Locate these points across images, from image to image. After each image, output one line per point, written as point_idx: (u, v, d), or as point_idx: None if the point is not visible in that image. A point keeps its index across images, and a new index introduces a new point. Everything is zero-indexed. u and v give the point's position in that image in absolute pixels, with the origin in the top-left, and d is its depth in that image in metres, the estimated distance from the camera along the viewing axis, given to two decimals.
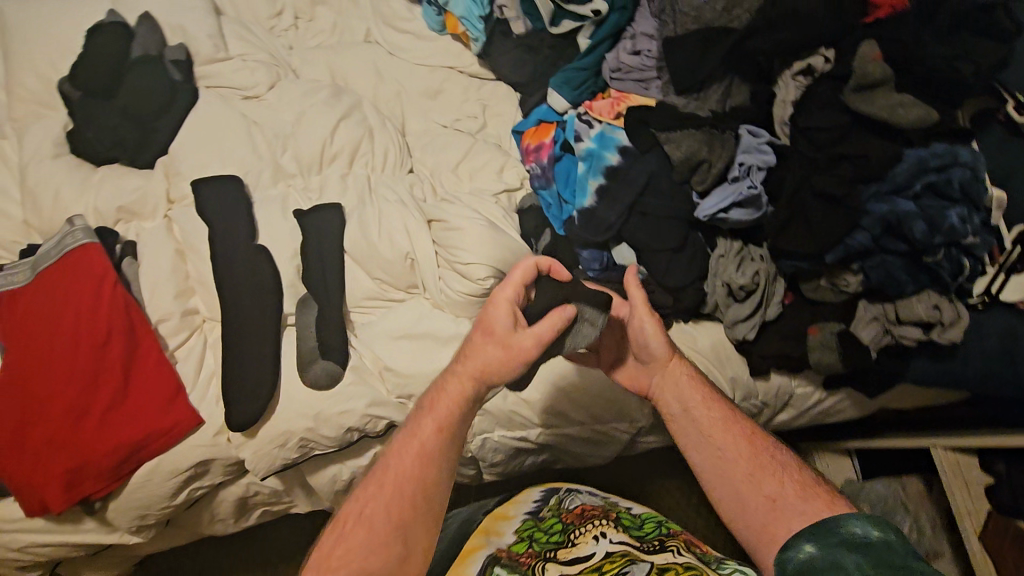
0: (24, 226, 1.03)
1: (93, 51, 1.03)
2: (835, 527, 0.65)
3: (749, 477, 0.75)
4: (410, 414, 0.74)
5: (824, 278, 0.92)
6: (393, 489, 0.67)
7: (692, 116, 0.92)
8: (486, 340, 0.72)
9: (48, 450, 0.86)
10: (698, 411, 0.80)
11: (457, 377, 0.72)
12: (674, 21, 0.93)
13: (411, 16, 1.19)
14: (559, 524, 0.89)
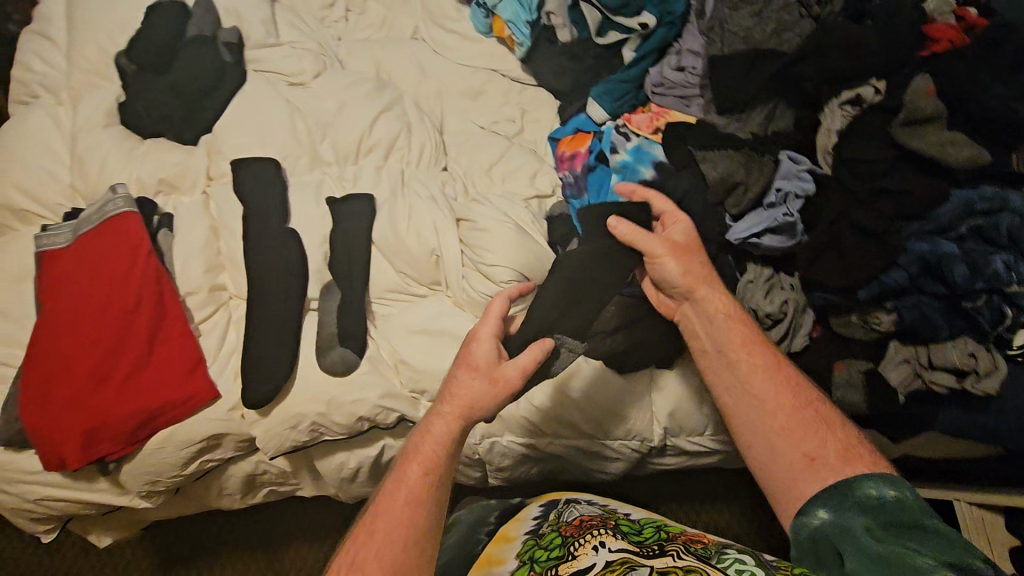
0: (70, 190, 1.06)
1: (150, 28, 1.07)
2: (851, 487, 0.72)
3: (793, 432, 0.78)
4: (398, 458, 0.79)
5: (856, 314, 0.89)
6: (386, 532, 0.71)
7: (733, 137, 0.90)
8: (472, 377, 0.79)
9: (71, 409, 0.88)
10: (740, 356, 0.82)
11: (443, 415, 0.78)
12: (720, 39, 0.92)
13: (458, 18, 1.18)
14: (558, 538, 0.81)
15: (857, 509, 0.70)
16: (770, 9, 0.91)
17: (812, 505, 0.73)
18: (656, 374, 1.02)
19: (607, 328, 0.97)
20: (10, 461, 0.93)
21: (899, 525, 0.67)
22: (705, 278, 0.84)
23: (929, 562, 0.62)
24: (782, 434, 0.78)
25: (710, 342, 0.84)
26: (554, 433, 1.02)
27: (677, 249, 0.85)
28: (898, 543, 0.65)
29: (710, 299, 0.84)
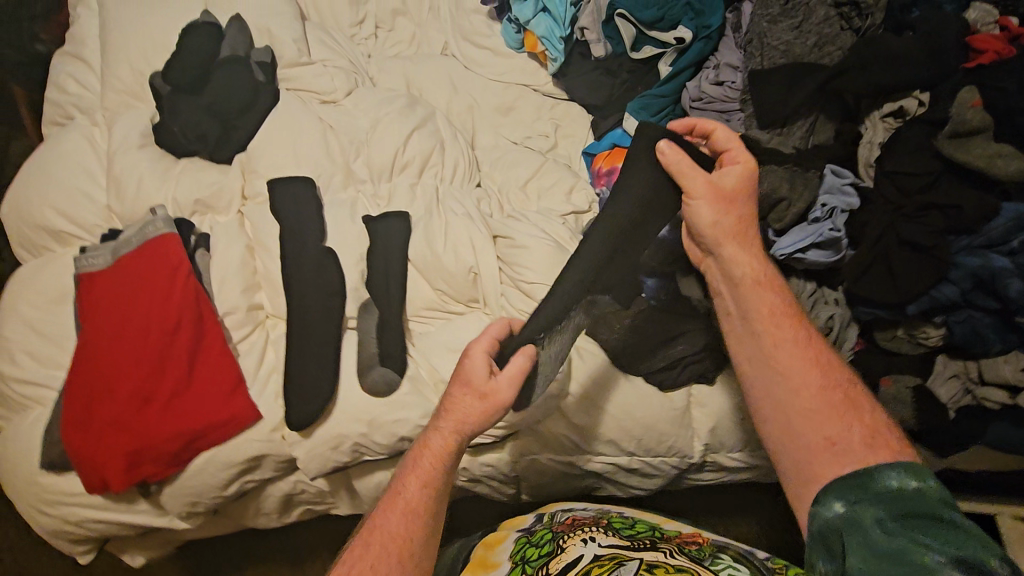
0: (106, 211, 1.06)
1: (185, 49, 1.07)
2: (869, 476, 0.68)
3: (814, 415, 0.74)
4: (396, 473, 0.80)
5: (903, 329, 0.89)
6: (379, 550, 0.72)
7: (775, 152, 0.89)
8: (463, 391, 0.78)
9: (114, 431, 0.88)
10: (766, 330, 0.78)
11: (439, 432, 0.78)
12: (761, 54, 0.91)
13: (489, 32, 1.19)
14: (548, 534, 0.87)
15: (871, 499, 0.66)
16: (811, 22, 0.89)
17: (824, 492, 0.70)
18: (695, 390, 1.01)
19: (646, 345, 0.98)
20: (52, 484, 0.93)
21: (915, 516, 0.63)
22: (742, 234, 0.81)
23: (937, 559, 0.58)
24: (803, 416, 0.74)
25: (737, 311, 0.81)
26: (594, 450, 1.01)
27: (721, 192, 0.80)
28: (911, 537, 0.61)
29: (737, 265, 0.81)
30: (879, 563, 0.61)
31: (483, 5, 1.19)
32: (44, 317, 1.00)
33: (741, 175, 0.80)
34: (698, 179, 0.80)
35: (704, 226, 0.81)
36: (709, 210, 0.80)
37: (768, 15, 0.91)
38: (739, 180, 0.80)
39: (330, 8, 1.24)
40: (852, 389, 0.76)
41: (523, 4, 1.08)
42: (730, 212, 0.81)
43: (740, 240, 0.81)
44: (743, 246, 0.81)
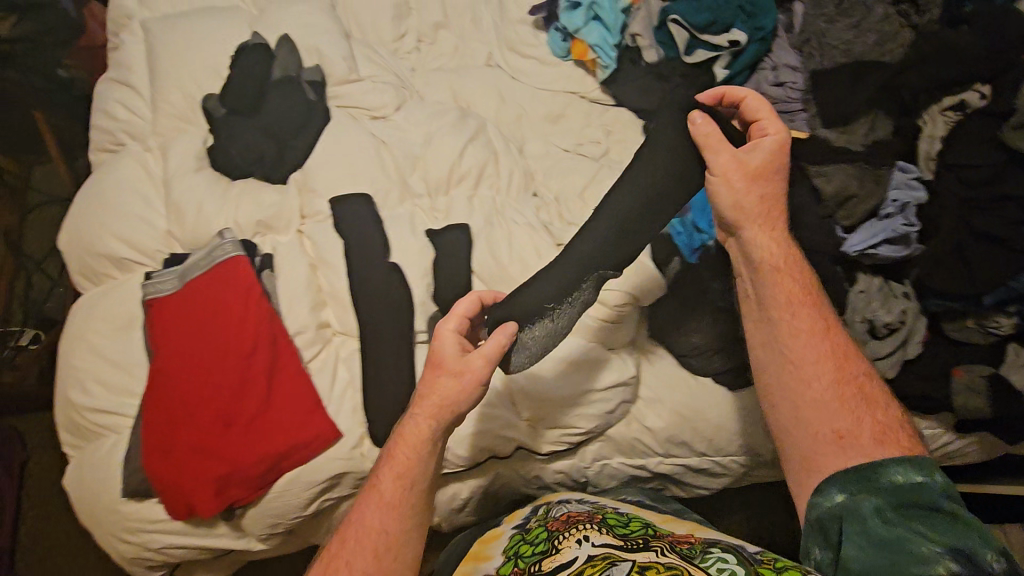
0: (166, 236, 1.07)
1: (240, 72, 1.08)
2: (876, 470, 0.70)
3: (824, 405, 0.74)
4: (376, 461, 0.81)
5: (972, 319, 0.91)
6: (360, 542, 0.74)
7: (845, 149, 0.92)
8: (438, 374, 0.78)
9: (198, 456, 0.89)
10: (782, 319, 0.78)
11: (415, 420, 0.78)
12: (821, 54, 0.96)
13: (536, 43, 1.20)
14: (544, 533, 0.82)
15: (869, 490, 0.69)
16: (869, 23, 0.95)
17: (829, 483, 0.71)
18: None
19: (715, 345, 0.98)
20: (133, 511, 0.93)
21: (911, 508, 0.66)
22: (768, 223, 0.79)
23: (934, 550, 0.62)
24: (813, 406, 0.75)
25: (755, 298, 0.81)
26: (665, 451, 1.02)
27: (750, 170, 0.78)
28: (908, 527, 0.65)
29: (756, 250, 0.79)
30: (876, 551, 0.65)
31: (530, 15, 1.22)
32: (111, 344, 1.00)
33: (772, 152, 0.77)
34: (727, 158, 0.78)
35: (725, 204, 0.79)
36: (734, 191, 0.78)
37: (824, 17, 0.97)
38: (768, 161, 0.77)
39: (372, 23, 1.23)
40: (866, 385, 0.76)
41: (572, 12, 1.09)
42: (758, 192, 0.78)
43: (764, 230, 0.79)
44: (766, 236, 0.79)
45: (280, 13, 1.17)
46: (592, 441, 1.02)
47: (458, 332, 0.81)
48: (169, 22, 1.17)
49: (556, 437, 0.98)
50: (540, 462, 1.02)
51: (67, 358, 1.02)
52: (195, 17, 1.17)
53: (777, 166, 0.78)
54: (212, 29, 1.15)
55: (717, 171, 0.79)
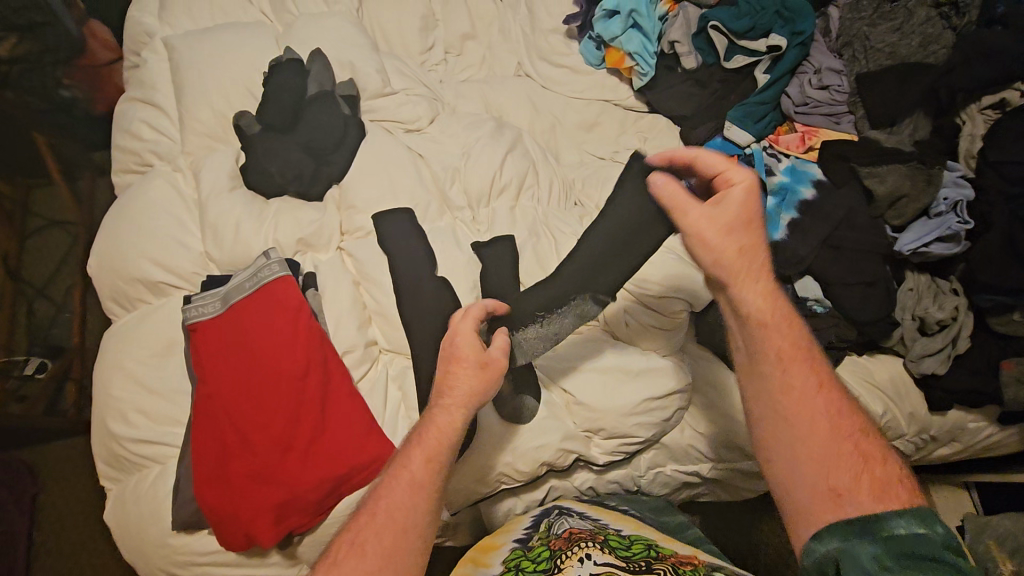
0: (203, 257, 1.04)
1: (275, 88, 1.06)
2: (877, 521, 0.56)
3: (820, 453, 0.61)
4: (395, 452, 0.73)
5: (1020, 315, 0.89)
6: (386, 521, 0.65)
7: (896, 150, 0.94)
8: (464, 364, 0.75)
9: (256, 483, 0.86)
10: (770, 361, 0.65)
11: (445, 409, 0.72)
12: (864, 56, 1.01)
13: (568, 52, 1.21)
14: (547, 550, 0.78)
15: (868, 537, 0.56)
16: (912, 24, 0.99)
17: (824, 535, 0.57)
18: None
19: None
20: (181, 544, 0.90)
21: (916, 558, 0.54)
22: (750, 276, 0.65)
23: None
24: (807, 453, 0.61)
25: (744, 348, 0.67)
26: (718, 458, 1.00)
27: (725, 222, 0.65)
28: None
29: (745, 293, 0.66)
30: None
31: (563, 25, 1.22)
32: (151, 372, 0.97)
33: (744, 201, 0.65)
34: (696, 211, 0.66)
35: (704, 260, 0.66)
36: (710, 241, 0.65)
37: (863, 21, 1.02)
38: (740, 211, 0.65)
39: (399, 35, 1.22)
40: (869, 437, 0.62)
41: (609, 20, 1.12)
42: (735, 242, 0.65)
43: (746, 285, 0.65)
44: (748, 286, 0.65)
45: (308, 27, 1.15)
46: (647, 449, 1.01)
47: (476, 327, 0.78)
48: (196, 38, 1.14)
49: (615, 447, 0.96)
50: (596, 471, 1.01)
51: (105, 388, 0.98)
52: (222, 33, 1.15)
53: (753, 213, 0.65)
54: (240, 44, 1.13)
55: (689, 229, 0.67)
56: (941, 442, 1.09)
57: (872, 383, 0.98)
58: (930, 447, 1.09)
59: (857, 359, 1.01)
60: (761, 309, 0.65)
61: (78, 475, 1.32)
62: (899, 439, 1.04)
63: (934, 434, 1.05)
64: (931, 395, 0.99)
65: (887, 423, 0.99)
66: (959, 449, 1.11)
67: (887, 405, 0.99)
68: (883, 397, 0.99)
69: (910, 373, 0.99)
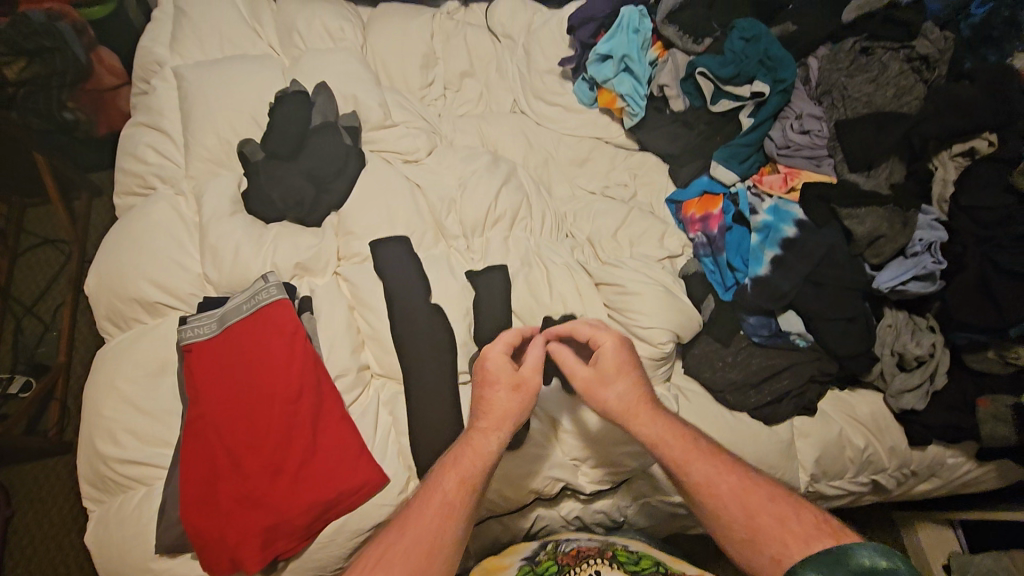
0: (201, 279, 1.06)
1: (281, 119, 1.10)
2: (843, 554, 0.61)
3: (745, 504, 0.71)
4: (434, 468, 0.77)
5: (993, 350, 0.95)
6: (414, 539, 0.69)
7: (875, 193, 0.99)
8: (495, 388, 0.78)
9: (243, 508, 0.86)
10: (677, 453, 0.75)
11: (482, 432, 0.76)
12: (843, 105, 1.05)
13: (562, 91, 1.26)
14: (553, 567, 0.82)
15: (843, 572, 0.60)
16: (887, 77, 1.03)
17: (799, 566, 0.62)
18: (797, 420, 1.01)
19: (753, 380, 0.98)
20: (164, 568, 0.89)
21: None
22: (636, 411, 0.78)
23: None
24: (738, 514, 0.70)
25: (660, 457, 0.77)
26: None
27: (606, 377, 0.80)
28: None
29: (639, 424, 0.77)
30: None
31: (558, 66, 1.27)
32: (142, 392, 0.97)
33: (615, 355, 0.80)
34: (582, 375, 0.81)
35: (602, 409, 0.80)
36: (599, 397, 0.79)
37: (842, 72, 1.07)
38: (613, 363, 0.80)
39: (401, 72, 1.27)
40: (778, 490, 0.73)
41: (602, 64, 1.18)
42: (619, 389, 0.79)
43: (638, 420, 0.78)
44: (638, 418, 0.78)
45: (314, 61, 1.20)
46: (634, 478, 1.02)
47: (508, 351, 0.81)
48: (204, 67, 1.18)
49: (602, 476, 0.97)
50: (585, 500, 1.01)
51: (96, 408, 0.98)
52: (229, 64, 1.19)
53: (623, 363, 0.80)
54: (248, 75, 1.17)
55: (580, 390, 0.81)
56: (921, 478, 1.11)
57: (854, 418, 1.02)
58: (910, 482, 1.11)
59: (838, 393, 1.04)
60: (653, 433, 0.77)
61: (55, 496, 1.30)
62: (880, 473, 1.05)
63: (915, 469, 1.07)
64: (911, 429, 1.02)
65: (868, 455, 1.02)
66: (938, 485, 1.13)
67: (867, 438, 1.02)
68: (863, 431, 1.02)
69: (891, 407, 1.02)
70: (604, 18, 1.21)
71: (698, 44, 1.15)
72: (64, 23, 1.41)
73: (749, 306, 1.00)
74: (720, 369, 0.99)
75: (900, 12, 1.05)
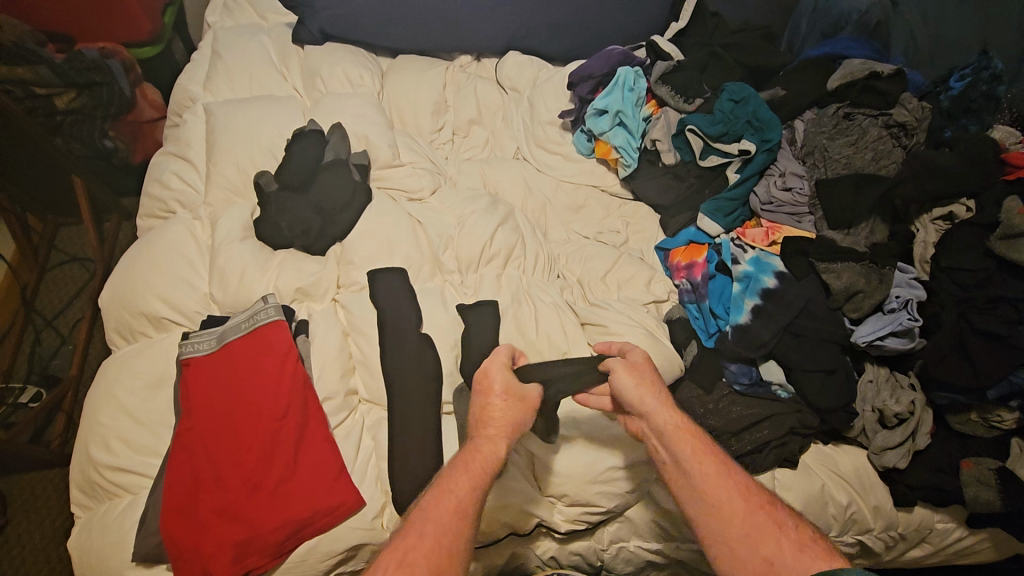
0: (207, 298, 1.12)
1: (296, 155, 1.18)
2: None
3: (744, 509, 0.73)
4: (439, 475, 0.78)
5: (976, 413, 0.97)
6: (438, 531, 0.70)
7: (852, 249, 1.03)
8: (499, 396, 0.85)
9: (220, 521, 0.88)
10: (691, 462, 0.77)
11: (489, 437, 0.81)
12: (824, 165, 1.12)
13: (562, 141, 1.34)
14: None
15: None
16: (866, 140, 1.10)
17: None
18: (779, 473, 0.99)
19: (732, 428, 0.98)
20: None
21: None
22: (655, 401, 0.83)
23: None
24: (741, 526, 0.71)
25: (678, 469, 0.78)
26: (684, 538, 0.99)
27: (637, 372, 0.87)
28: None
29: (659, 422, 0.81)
30: None
31: (559, 118, 1.35)
32: (139, 402, 1.02)
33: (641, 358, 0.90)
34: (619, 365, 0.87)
35: (629, 397, 0.84)
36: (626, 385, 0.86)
37: (825, 134, 1.14)
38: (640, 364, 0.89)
39: (413, 116, 1.36)
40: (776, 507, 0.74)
41: (599, 117, 1.26)
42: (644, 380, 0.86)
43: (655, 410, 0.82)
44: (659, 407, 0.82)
45: (333, 104, 1.30)
46: (611, 521, 1.01)
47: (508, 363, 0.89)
48: (232, 105, 1.29)
49: (577, 515, 0.97)
50: (559, 540, 1.00)
51: (94, 415, 1.02)
52: (255, 103, 1.29)
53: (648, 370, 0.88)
54: (271, 114, 1.27)
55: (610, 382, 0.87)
56: (912, 543, 1.06)
57: (838, 475, 1.00)
58: (901, 547, 1.06)
59: (822, 448, 1.03)
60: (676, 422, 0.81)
61: (49, 509, 1.32)
62: (866, 533, 1.02)
63: (903, 532, 1.03)
64: (896, 489, 1.00)
65: (852, 514, 0.99)
66: (930, 551, 1.09)
67: (850, 496, 0.99)
68: (847, 488, 1.00)
69: (875, 465, 1.00)
70: (602, 76, 1.30)
71: (690, 103, 1.24)
72: (115, 60, 1.54)
73: (730, 354, 1.03)
74: (701, 415, 1.00)
75: (881, 82, 1.12)
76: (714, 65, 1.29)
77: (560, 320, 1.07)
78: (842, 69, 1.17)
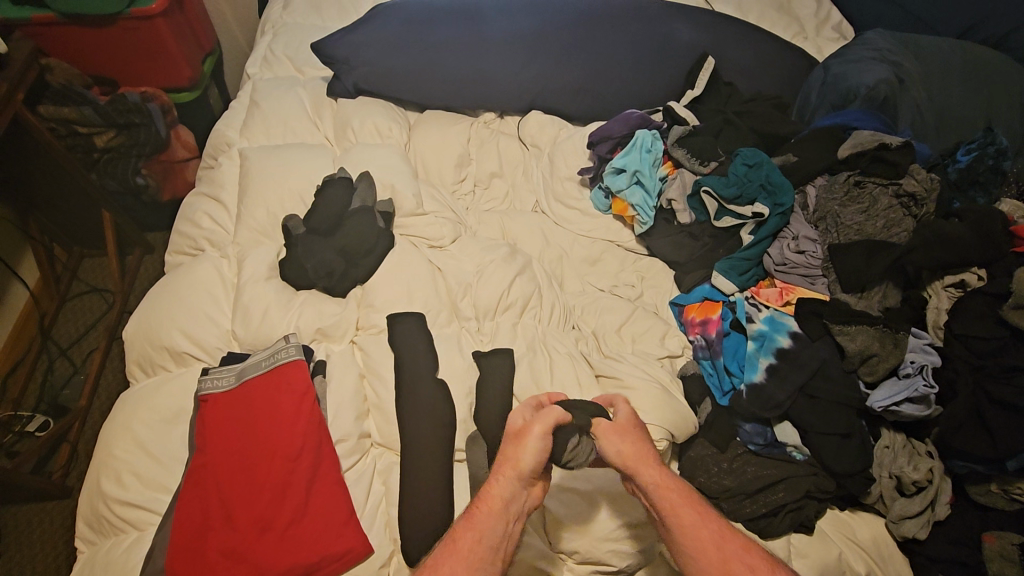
0: (228, 334, 1.14)
1: (324, 201, 1.23)
2: None
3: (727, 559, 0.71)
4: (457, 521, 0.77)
5: (995, 484, 0.95)
6: None
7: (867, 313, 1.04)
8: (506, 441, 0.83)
9: (226, 561, 0.88)
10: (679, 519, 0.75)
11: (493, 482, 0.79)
12: (836, 231, 1.16)
13: (580, 197, 1.39)
14: None
15: None
16: (877, 208, 1.14)
17: None
18: (794, 537, 0.97)
19: (747, 489, 0.97)
20: None
21: None
22: (645, 458, 0.81)
23: None
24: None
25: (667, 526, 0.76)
26: None
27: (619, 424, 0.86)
28: None
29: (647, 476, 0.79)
30: None
31: (578, 174, 1.40)
32: (154, 435, 1.02)
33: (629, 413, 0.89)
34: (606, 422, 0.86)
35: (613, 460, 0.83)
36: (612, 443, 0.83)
37: (836, 201, 1.17)
38: (627, 421, 0.87)
39: (436, 167, 1.42)
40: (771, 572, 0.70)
41: (617, 176, 1.31)
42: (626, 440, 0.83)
43: (643, 465, 0.80)
44: (647, 463, 0.81)
45: (363, 153, 1.36)
46: None
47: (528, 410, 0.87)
48: (268, 151, 1.35)
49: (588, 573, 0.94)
50: None
51: (107, 447, 1.02)
52: (289, 150, 1.35)
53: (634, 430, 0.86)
54: (303, 160, 1.33)
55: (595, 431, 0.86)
56: None
57: (855, 543, 0.97)
58: None
59: (837, 513, 1.00)
60: (656, 475, 0.79)
61: (42, 543, 1.29)
62: None
63: None
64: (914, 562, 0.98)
65: None
66: None
67: (868, 565, 0.96)
68: (863, 556, 0.97)
69: (893, 535, 0.98)
70: (620, 138, 1.36)
71: (704, 165, 1.28)
72: (154, 104, 1.60)
73: (744, 413, 1.03)
74: (714, 474, 1.00)
75: (890, 153, 1.16)
76: (729, 131, 1.34)
77: (574, 370, 1.07)
78: (853, 139, 1.22)
